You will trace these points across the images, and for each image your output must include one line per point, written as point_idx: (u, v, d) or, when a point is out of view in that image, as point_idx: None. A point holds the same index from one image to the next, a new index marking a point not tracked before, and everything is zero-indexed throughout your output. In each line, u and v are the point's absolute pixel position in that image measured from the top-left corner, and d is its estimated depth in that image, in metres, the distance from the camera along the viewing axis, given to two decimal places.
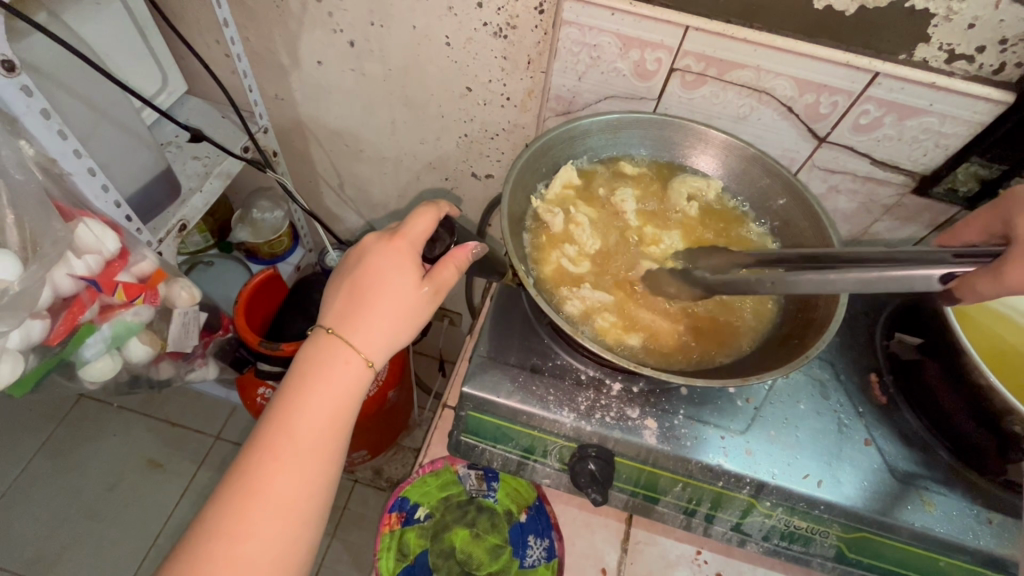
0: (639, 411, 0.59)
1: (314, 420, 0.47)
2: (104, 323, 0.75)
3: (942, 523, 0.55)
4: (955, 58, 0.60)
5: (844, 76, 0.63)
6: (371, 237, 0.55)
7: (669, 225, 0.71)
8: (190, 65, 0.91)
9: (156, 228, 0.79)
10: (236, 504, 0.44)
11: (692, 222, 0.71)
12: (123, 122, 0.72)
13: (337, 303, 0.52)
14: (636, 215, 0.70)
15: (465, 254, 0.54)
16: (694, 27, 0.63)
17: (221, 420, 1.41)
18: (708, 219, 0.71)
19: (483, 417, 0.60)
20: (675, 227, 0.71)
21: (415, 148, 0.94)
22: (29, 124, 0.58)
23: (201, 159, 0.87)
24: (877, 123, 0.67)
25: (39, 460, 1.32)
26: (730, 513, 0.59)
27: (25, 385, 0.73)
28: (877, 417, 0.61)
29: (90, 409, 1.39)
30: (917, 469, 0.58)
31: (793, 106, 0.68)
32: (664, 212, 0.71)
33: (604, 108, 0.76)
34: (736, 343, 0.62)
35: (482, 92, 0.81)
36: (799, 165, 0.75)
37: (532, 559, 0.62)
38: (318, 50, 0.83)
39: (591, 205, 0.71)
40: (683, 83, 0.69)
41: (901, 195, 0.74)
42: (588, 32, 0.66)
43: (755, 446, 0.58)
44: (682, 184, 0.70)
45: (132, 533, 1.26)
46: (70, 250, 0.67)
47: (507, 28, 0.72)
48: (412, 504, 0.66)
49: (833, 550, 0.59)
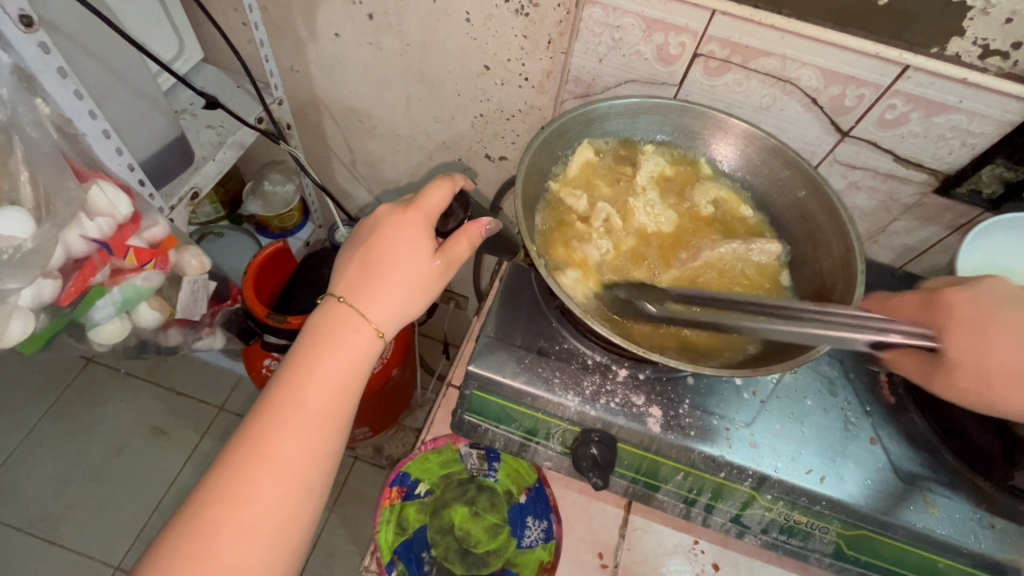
0: (645, 398, 0.59)
1: (321, 388, 0.47)
2: (115, 286, 0.76)
3: (944, 525, 0.55)
4: (989, 54, 0.58)
5: (873, 68, 0.61)
6: (385, 207, 0.54)
7: (671, 204, 0.70)
8: (206, 32, 0.90)
9: (168, 196, 0.80)
10: (242, 466, 0.45)
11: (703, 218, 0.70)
12: (139, 87, 0.71)
13: (349, 271, 0.51)
14: (647, 182, 0.69)
15: (479, 230, 0.53)
16: (720, 11, 0.61)
17: (225, 391, 1.42)
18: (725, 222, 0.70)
19: (488, 397, 0.60)
20: (676, 206, 0.70)
21: (429, 126, 0.93)
22: (46, 82, 0.58)
23: (215, 129, 0.86)
24: (902, 119, 0.65)
25: (47, 421, 1.34)
26: (730, 504, 0.59)
27: (37, 341, 0.73)
28: (884, 417, 0.61)
29: (96, 373, 1.41)
30: (922, 470, 0.58)
31: (818, 98, 0.66)
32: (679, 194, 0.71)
33: (624, 92, 0.74)
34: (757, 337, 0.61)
35: (500, 71, 0.80)
36: (819, 159, 0.73)
37: (529, 539, 0.63)
38: (336, 22, 0.82)
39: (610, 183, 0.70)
40: (706, 69, 0.68)
41: (922, 195, 0.72)
42: (612, 12, 0.65)
43: (759, 439, 0.58)
44: (702, 182, 0.70)
45: (137, 496, 1.28)
46: (83, 212, 0.67)
47: (529, 5, 0.70)
48: (413, 479, 0.66)
49: (831, 546, 0.59)
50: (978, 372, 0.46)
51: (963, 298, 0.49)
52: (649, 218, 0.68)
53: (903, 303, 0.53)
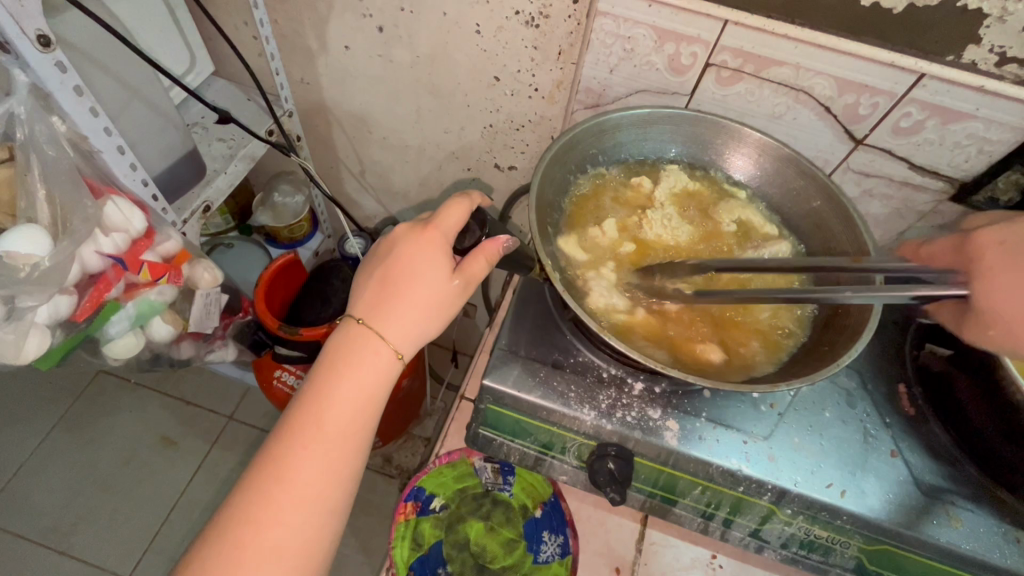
0: (661, 412, 0.59)
1: (340, 409, 0.47)
2: (129, 300, 0.76)
3: (969, 540, 0.54)
4: (1006, 61, 0.57)
5: (888, 76, 0.61)
6: (402, 226, 0.54)
7: (689, 217, 0.70)
8: (217, 45, 0.91)
9: (180, 209, 0.80)
10: (263, 489, 0.45)
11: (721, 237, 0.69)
12: (153, 103, 0.72)
13: (368, 291, 0.51)
14: (664, 197, 0.69)
15: (496, 247, 0.53)
16: (733, 21, 0.61)
17: (235, 401, 1.42)
18: (744, 240, 0.69)
19: (502, 410, 0.59)
20: (694, 219, 0.70)
21: (439, 136, 0.93)
22: (62, 100, 0.58)
23: (226, 142, 0.87)
24: (918, 126, 0.64)
25: (58, 433, 1.35)
26: (749, 518, 0.59)
27: (52, 358, 0.73)
28: (904, 429, 0.60)
29: (107, 384, 1.41)
30: (944, 483, 0.57)
31: (831, 106, 0.66)
32: (699, 211, 0.70)
33: (635, 102, 0.74)
34: (785, 344, 0.61)
35: (510, 82, 0.80)
36: (832, 167, 0.73)
37: (546, 554, 0.62)
38: (346, 35, 0.83)
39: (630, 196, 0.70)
40: (718, 79, 0.67)
41: (938, 203, 0.72)
42: (623, 23, 0.65)
43: (778, 452, 0.57)
44: (726, 200, 0.69)
45: (147, 508, 1.28)
46: (98, 228, 0.68)
47: (540, 17, 0.70)
48: (428, 494, 0.65)
49: (853, 562, 0.58)
50: (1002, 318, 0.43)
51: (1001, 239, 0.45)
52: (663, 232, 0.68)
53: (941, 248, 0.50)
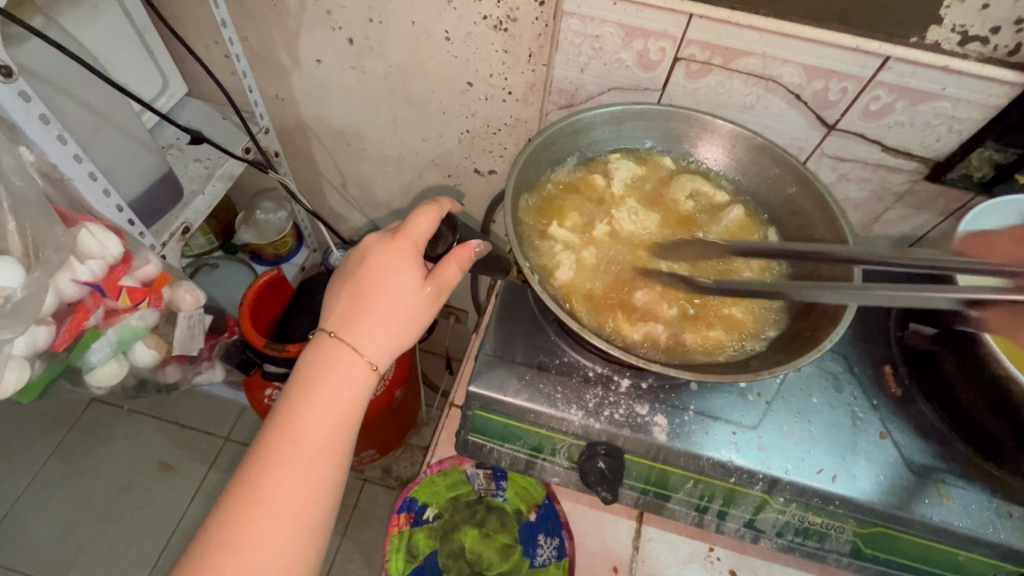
0: (649, 408, 0.59)
1: (316, 426, 0.47)
2: (109, 327, 0.75)
3: (961, 516, 0.54)
4: (969, 40, 0.58)
5: (854, 61, 0.61)
6: (372, 237, 0.54)
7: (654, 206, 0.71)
8: (189, 66, 0.90)
9: (159, 232, 0.80)
10: (241, 511, 0.44)
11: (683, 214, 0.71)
12: (124, 127, 0.72)
13: (340, 304, 0.51)
14: (623, 190, 0.70)
15: (468, 253, 0.53)
16: (697, 14, 0.61)
17: (230, 421, 1.41)
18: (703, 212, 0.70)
19: (491, 416, 0.59)
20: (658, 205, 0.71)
21: (417, 145, 0.93)
22: (27, 129, 0.57)
23: (203, 162, 0.86)
24: (887, 109, 0.65)
25: (52, 465, 1.33)
26: (743, 509, 0.59)
27: (32, 391, 0.72)
28: (893, 410, 0.60)
29: (99, 413, 1.40)
30: (935, 462, 0.57)
31: (801, 94, 0.66)
32: (657, 193, 0.71)
33: (608, 100, 0.74)
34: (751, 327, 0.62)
35: (484, 87, 0.80)
36: (807, 154, 0.73)
37: (542, 558, 0.62)
38: (317, 48, 0.82)
39: (584, 188, 0.70)
40: (688, 72, 0.68)
41: (914, 182, 0.72)
42: (590, 23, 0.65)
43: (767, 441, 0.57)
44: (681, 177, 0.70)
45: (147, 535, 1.27)
46: (74, 257, 0.68)
47: (507, 20, 0.70)
48: (421, 504, 0.65)
49: (849, 546, 0.58)
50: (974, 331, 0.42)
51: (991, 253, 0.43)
52: (634, 226, 0.68)
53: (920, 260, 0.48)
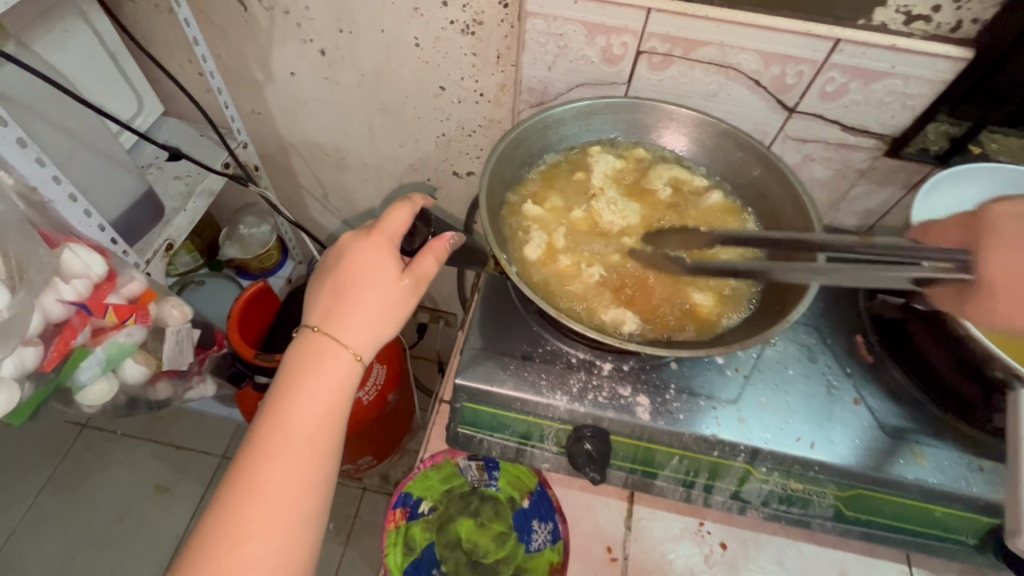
0: (632, 388, 0.60)
1: (305, 418, 0.48)
2: (97, 345, 0.76)
3: (935, 473, 0.56)
4: (913, 19, 0.61)
5: (807, 45, 0.64)
6: (349, 235, 0.55)
7: (634, 197, 0.72)
8: (164, 85, 0.92)
9: (142, 250, 0.80)
10: (236, 506, 0.45)
11: (660, 203, 0.72)
12: (102, 148, 0.73)
13: (321, 301, 0.52)
14: (604, 184, 0.71)
15: (443, 245, 0.55)
16: (655, 9, 0.64)
17: (225, 439, 1.41)
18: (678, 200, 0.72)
19: (478, 407, 0.61)
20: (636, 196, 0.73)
21: (394, 151, 0.94)
22: (5, 153, 0.58)
23: (183, 179, 0.87)
24: (843, 89, 0.68)
25: (47, 494, 1.32)
26: (728, 481, 0.61)
27: (24, 413, 0.73)
28: (866, 376, 0.62)
29: (92, 439, 1.39)
30: (907, 423, 0.59)
31: (760, 79, 0.69)
32: (634, 183, 0.73)
33: (576, 95, 0.77)
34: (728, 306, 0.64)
35: (456, 90, 0.82)
36: (772, 138, 0.76)
37: (537, 543, 0.64)
38: (290, 61, 0.84)
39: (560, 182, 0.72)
40: (651, 65, 0.70)
41: (874, 159, 0.75)
42: (553, 22, 0.67)
43: (747, 413, 0.59)
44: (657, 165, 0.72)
45: (147, 557, 1.26)
46: (57, 276, 0.68)
47: (474, 24, 0.73)
48: (416, 498, 0.67)
49: (831, 510, 0.60)
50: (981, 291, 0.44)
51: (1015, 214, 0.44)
52: (612, 217, 0.70)
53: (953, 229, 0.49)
